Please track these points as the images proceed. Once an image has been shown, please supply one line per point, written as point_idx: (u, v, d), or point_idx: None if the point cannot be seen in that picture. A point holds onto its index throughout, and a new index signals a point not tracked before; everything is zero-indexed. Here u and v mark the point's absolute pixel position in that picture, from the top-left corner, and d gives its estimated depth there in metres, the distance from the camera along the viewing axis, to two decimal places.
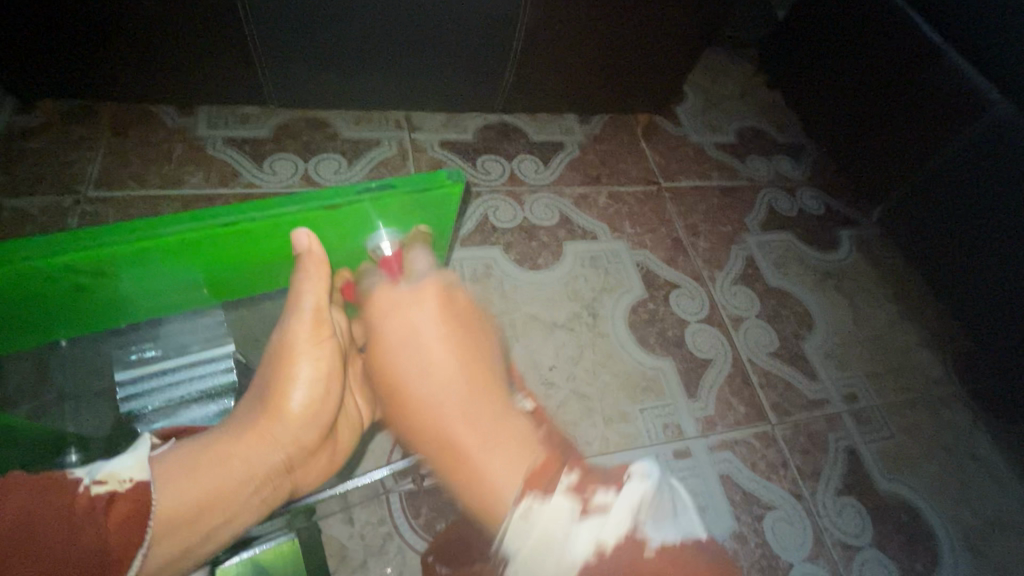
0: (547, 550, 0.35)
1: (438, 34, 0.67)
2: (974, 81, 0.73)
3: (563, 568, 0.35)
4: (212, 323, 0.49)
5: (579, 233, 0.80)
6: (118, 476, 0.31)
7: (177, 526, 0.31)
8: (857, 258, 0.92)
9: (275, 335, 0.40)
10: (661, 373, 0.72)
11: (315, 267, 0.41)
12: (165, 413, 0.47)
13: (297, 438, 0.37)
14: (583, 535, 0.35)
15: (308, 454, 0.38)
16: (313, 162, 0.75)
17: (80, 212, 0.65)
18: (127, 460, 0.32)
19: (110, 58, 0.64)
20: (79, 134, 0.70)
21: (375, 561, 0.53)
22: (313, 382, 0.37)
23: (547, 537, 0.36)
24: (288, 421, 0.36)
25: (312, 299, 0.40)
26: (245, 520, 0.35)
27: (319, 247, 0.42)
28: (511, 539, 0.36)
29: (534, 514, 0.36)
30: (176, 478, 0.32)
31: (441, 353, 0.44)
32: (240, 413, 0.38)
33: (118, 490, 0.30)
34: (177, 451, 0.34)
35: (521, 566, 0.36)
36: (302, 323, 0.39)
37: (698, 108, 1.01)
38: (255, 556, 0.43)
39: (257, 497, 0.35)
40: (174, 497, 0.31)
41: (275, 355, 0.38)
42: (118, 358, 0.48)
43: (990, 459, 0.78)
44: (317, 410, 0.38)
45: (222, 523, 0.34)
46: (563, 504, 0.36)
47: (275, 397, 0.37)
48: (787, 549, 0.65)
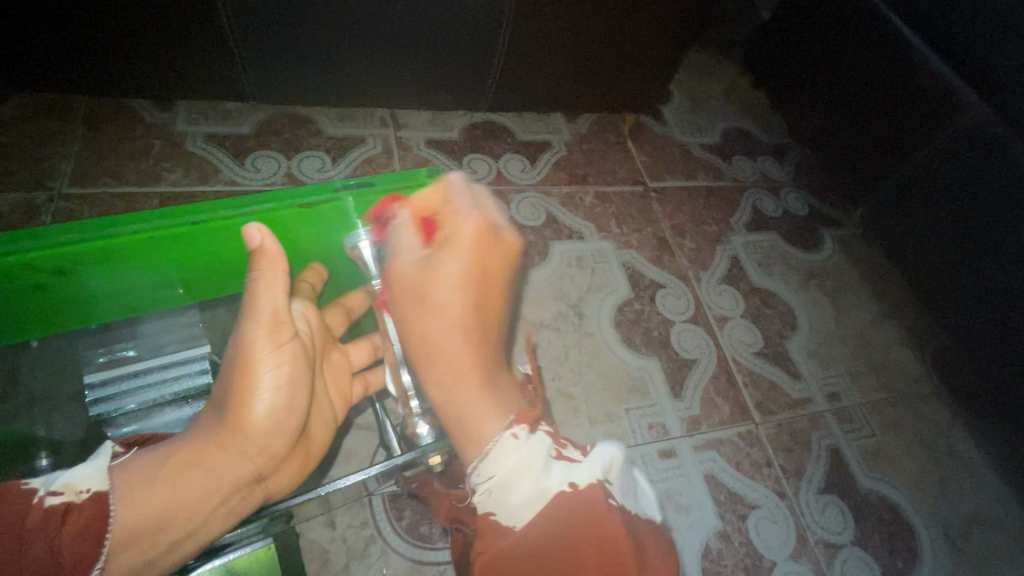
0: (524, 473, 0.36)
1: (422, 30, 0.67)
2: (953, 83, 0.74)
3: (536, 492, 0.35)
4: (187, 323, 0.48)
5: (564, 233, 0.79)
6: (74, 487, 0.32)
7: (137, 540, 0.32)
8: (839, 258, 0.93)
9: (234, 336, 0.37)
10: (646, 373, 0.72)
11: (269, 264, 0.36)
12: (137, 417, 0.45)
13: (262, 451, 0.35)
14: (556, 472, 0.36)
15: (279, 462, 0.36)
16: (295, 159, 0.74)
17: (53, 209, 0.64)
18: (86, 470, 0.33)
19: (83, 51, 0.62)
20: (52, 129, 0.68)
21: (357, 565, 0.52)
22: (273, 394, 0.34)
23: (526, 462, 0.36)
24: (251, 435, 0.34)
25: (268, 298, 0.36)
26: (217, 528, 0.35)
27: (272, 241, 0.37)
28: (487, 463, 0.36)
29: (517, 439, 0.37)
30: (133, 495, 0.32)
31: (491, 300, 0.44)
32: (201, 421, 0.36)
33: (74, 501, 0.31)
34: (135, 464, 0.34)
35: (495, 490, 0.36)
36: (257, 328, 0.35)
37: (684, 108, 1.01)
38: (227, 562, 0.42)
39: (225, 508, 0.34)
40: (133, 512, 0.32)
41: (231, 363, 0.35)
42: (88, 360, 0.46)
43: (969, 456, 0.80)
44: (282, 421, 0.35)
45: (187, 535, 0.34)
46: (544, 440, 0.37)
47: (232, 410, 0.34)
48: (770, 548, 0.65)
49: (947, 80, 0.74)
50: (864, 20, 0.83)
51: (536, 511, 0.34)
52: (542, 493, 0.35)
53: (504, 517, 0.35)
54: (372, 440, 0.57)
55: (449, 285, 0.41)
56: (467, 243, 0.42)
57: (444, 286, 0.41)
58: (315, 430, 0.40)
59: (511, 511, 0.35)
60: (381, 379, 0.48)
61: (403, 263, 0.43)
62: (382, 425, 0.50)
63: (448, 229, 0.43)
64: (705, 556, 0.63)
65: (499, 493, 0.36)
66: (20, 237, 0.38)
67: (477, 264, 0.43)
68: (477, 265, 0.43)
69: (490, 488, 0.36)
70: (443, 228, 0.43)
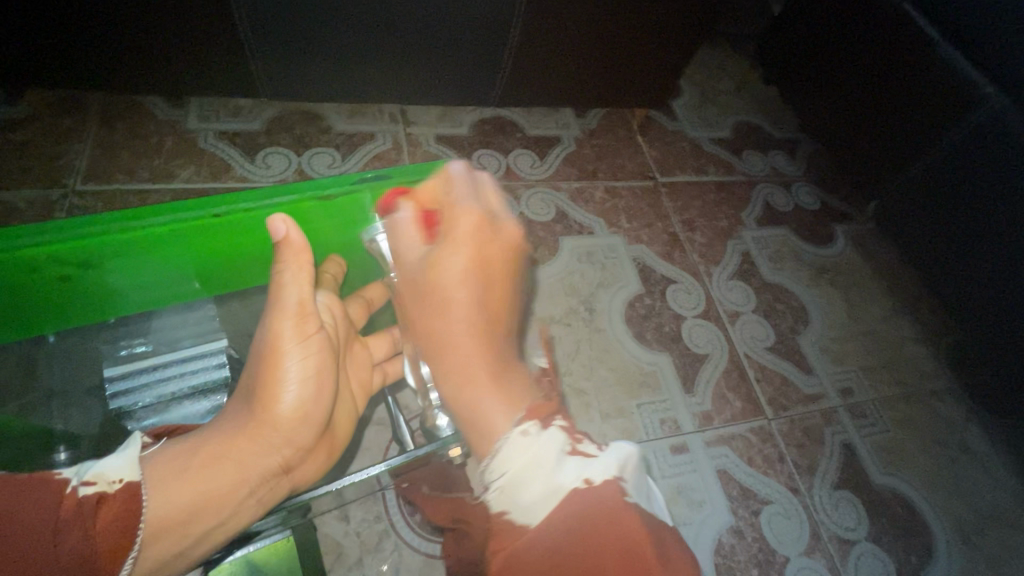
0: (537, 469, 0.34)
1: (432, 28, 0.67)
2: (966, 75, 0.73)
3: (550, 487, 0.33)
4: (202, 318, 0.48)
5: (575, 228, 0.79)
6: (107, 477, 0.31)
7: (167, 531, 0.31)
8: (852, 253, 0.92)
9: (260, 328, 0.37)
10: (658, 369, 0.72)
11: (295, 256, 0.37)
12: (156, 410, 0.45)
13: (290, 441, 0.35)
14: (571, 468, 0.34)
15: (305, 454, 0.37)
16: (306, 156, 0.74)
17: (68, 205, 0.64)
18: (117, 460, 0.32)
19: (97, 50, 0.62)
20: (67, 126, 0.69)
21: (371, 558, 0.52)
22: (301, 383, 0.35)
23: (538, 458, 0.35)
24: (279, 425, 0.34)
25: (294, 289, 0.36)
26: (244, 520, 0.35)
27: (297, 232, 0.37)
28: (499, 460, 0.35)
29: (529, 435, 0.36)
30: (165, 485, 0.32)
31: (496, 292, 0.43)
32: (230, 412, 0.36)
33: (108, 491, 0.30)
34: (164, 455, 0.33)
35: (506, 488, 0.34)
36: (284, 319, 0.35)
37: (694, 103, 1.00)
38: (249, 553, 0.43)
39: (253, 498, 0.34)
40: (165, 503, 0.31)
41: (258, 354, 0.36)
42: (108, 354, 0.47)
43: (983, 452, 0.79)
44: (309, 411, 0.35)
45: (216, 526, 0.33)
46: (556, 436, 0.36)
47: (261, 400, 0.34)
48: (784, 544, 0.65)
49: (961, 73, 0.73)
50: (876, 12, 0.82)
51: (550, 507, 0.33)
52: (555, 489, 0.33)
53: (516, 515, 0.33)
54: (385, 435, 0.57)
55: (454, 275, 0.41)
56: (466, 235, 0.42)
57: (448, 278, 0.41)
58: (339, 422, 0.41)
59: (523, 509, 0.33)
60: (398, 371, 0.48)
61: (408, 261, 0.43)
62: (396, 419, 0.50)
63: (449, 221, 0.43)
64: (718, 551, 0.62)
65: (511, 491, 0.34)
66: (40, 228, 0.38)
67: (479, 255, 0.42)
68: (479, 256, 0.42)
69: (502, 485, 0.35)
70: (444, 220, 0.43)
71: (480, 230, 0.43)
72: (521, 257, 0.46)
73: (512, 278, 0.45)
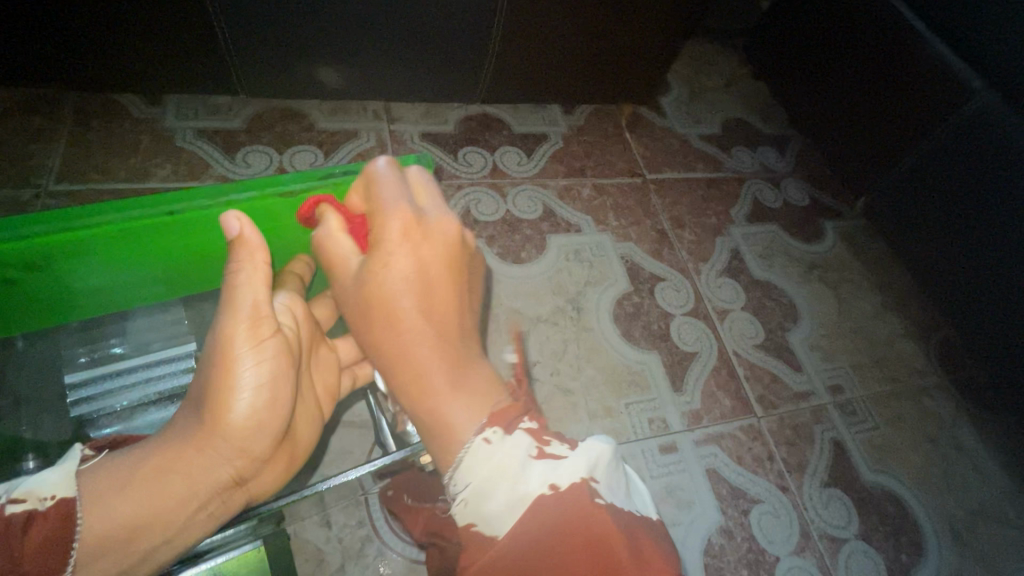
0: (498, 479, 0.33)
1: (415, 25, 0.66)
2: (956, 69, 0.73)
3: (513, 498, 0.32)
4: (173, 321, 0.47)
5: (562, 226, 0.78)
6: (37, 494, 0.31)
7: (107, 549, 0.30)
8: (841, 249, 0.92)
9: (212, 331, 0.35)
10: (646, 367, 0.71)
11: (250, 256, 0.35)
12: (121, 417, 0.45)
13: (244, 452, 0.33)
14: (536, 473, 0.33)
15: (261, 464, 0.35)
16: (287, 154, 0.73)
17: (41, 206, 0.62)
18: (50, 475, 0.32)
19: (68, 46, 0.61)
20: (38, 125, 0.67)
21: (353, 565, 0.51)
22: (255, 392, 0.33)
23: (502, 466, 0.34)
24: (229, 437, 0.32)
25: (249, 292, 0.34)
26: (197, 534, 0.34)
27: (253, 231, 0.36)
28: (463, 470, 0.34)
29: (490, 443, 0.34)
30: (106, 500, 0.31)
31: (439, 295, 0.38)
32: (183, 419, 0.35)
33: (37, 509, 0.30)
34: (108, 468, 0.32)
35: (471, 500, 0.34)
36: (237, 323, 0.33)
37: (682, 98, 1.00)
38: (214, 566, 0.42)
39: (202, 512, 0.33)
40: (106, 519, 0.30)
41: (211, 359, 0.34)
42: (71, 358, 0.46)
43: (973, 448, 0.79)
44: (263, 422, 0.33)
45: (163, 542, 0.32)
46: (521, 441, 0.35)
47: (211, 409, 0.32)
48: (773, 543, 0.64)
49: (949, 68, 0.73)
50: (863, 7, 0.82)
51: (514, 519, 0.32)
52: (520, 499, 0.32)
53: (482, 527, 0.33)
54: (367, 438, 0.56)
55: (394, 287, 0.37)
56: (401, 238, 0.37)
57: (389, 290, 0.37)
58: (302, 429, 0.39)
59: (489, 520, 0.33)
60: (368, 373, 0.47)
61: (344, 276, 0.39)
62: (376, 422, 0.49)
63: (376, 229, 0.38)
64: (707, 552, 0.62)
65: (475, 503, 0.33)
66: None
67: (417, 260, 0.38)
68: (414, 262, 0.38)
69: (466, 498, 0.34)
70: (370, 226, 0.38)
71: (417, 232, 0.38)
72: (466, 250, 0.41)
73: (462, 279, 0.40)
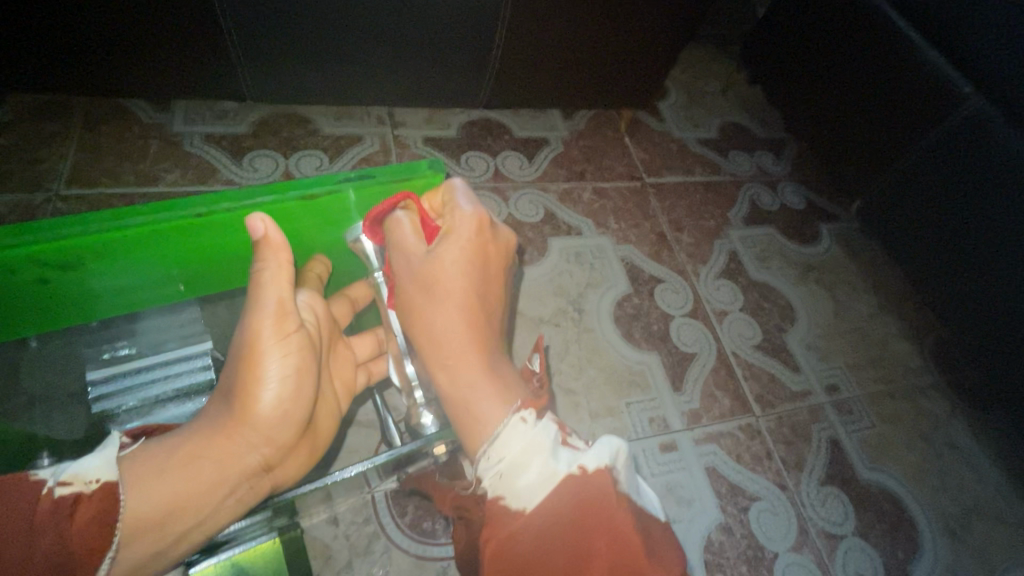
0: (533, 454, 0.35)
1: (419, 34, 0.68)
2: (951, 78, 0.74)
3: (546, 472, 0.34)
4: (188, 319, 0.48)
5: (563, 229, 0.79)
6: (83, 477, 0.31)
7: (145, 529, 0.31)
8: (837, 251, 0.93)
9: (240, 325, 0.36)
10: (646, 368, 0.72)
11: (274, 255, 0.36)
12: (139, 413, 0.45)
13: (269, 441, 0.34)
14: (565, 455, 0.35)
15: (286, 453, 0.36)
16: (293, 159, 0.74)
17: (51, 210, 0.64)
18: (93, 460, 0.32)
19: (81, 55, 0.62)
20: (50, 130, 0.68)
21: (360, 561, 0.52)
22: (280, 383, 0.34)
23: (535, 443, 0.36)
24: (258, 425, 0.34)
25: (274, 288, 0.36)
26: (226, 519, 0.35)
27: (277, 232, 0.37)
28: (498, 445, 0.36)
29: (527, 422, 0.37)
30: (142, 484, 0.32)
31: (492, 289, 0.43)
32: (212, 411, 0.36)
33: (85, 491, 0.31)
34: (145, 455, 0.33)
35: (504, 472, 0.35)
36: (264, 318, 0.35)
37: (681, 103, 1.01)
38: (230, 557, 0.43)
39: (233, 497, 0.34)
40: (143, 502, 0.31)
41: (239, 352, 0.35)
42: (92, 357, 0.46)
43: (968, 447, 0.80)
44: (288, 412, 0.35)
45: (196, 525, 0.33)
46: (553, 426, 0.37)
47: (240, 399, 0.34)
48: (772, 540, 0.65)
49: (943, 77, 0.75)
50: (856, 15, 0.84)
51: (545, 492, 0.33)
52: (551, 474, 0.34)
53: (513, 499, 0.34)
54: (374, 438, 0.57)
55: (451, 273, 0.41)
56: (472, 234, 0.42)
57: (450, 270, 0.41)
58: (322, 420, 0.40)
59: (519, 491, 0.34)
60: (383, 370, 0.48)
61: (404, 257, 0.42)
62: (383, 420, 0.50)
63: (449, 221, 0.42)
64: (708, 548, 0.63)
65: (508, 475, 0.35)
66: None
67: (480, 254, 0.42)
68: (479, 257, 0.42)
69: (499, 470, 0.35)
70: (445, 222, 0.42)
71: (484, 230, 0.42)
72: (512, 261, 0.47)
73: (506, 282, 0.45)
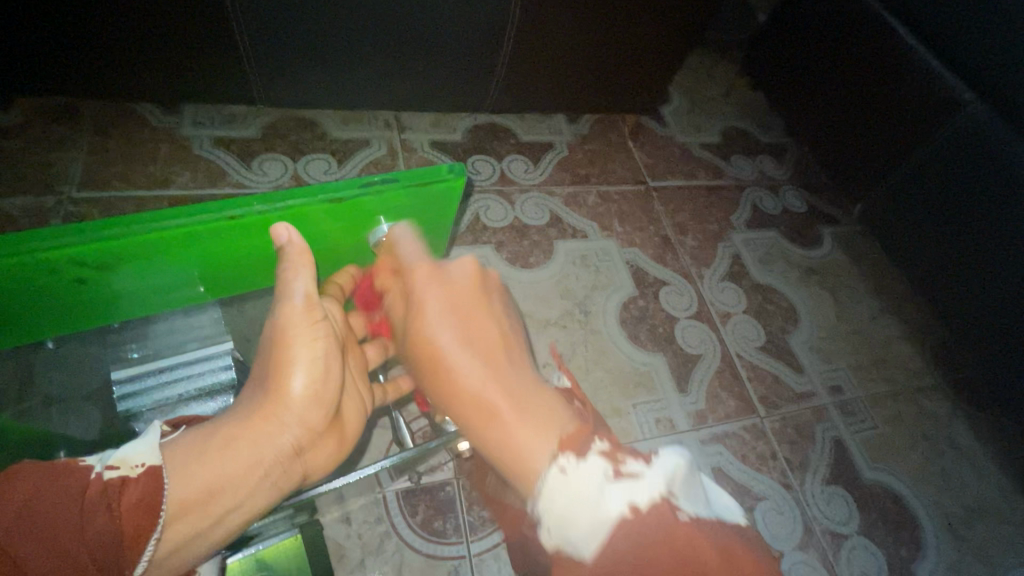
0: (583, 507, 0.35)
1: (429, 39, 0.69)
2: (951, 84, 0.76)
3: (596, 522, 0.34)
4: (208, 321, 0.49)
5: (569, 232, 0.80)
6: (129, 461, 0.32)
7: (186, 512, 0.32)
8: (838, 254, 0.94)
9: (270, 320, 0.38)
10: (652, 369, 0.73)
11: (298, 257, 0.38)
12: (161, 411, 0.44)
13: (303, 423, 0.36)
14: (616, 494, 0.35)
15: (317, 438, 0.37)
16: (301, 162, 0.75)
17: (63, 213, 0.64)
18: (138, 444, 0.33)
19: (96, 60, 0.63)
20: (61, 134, 0.69)
21: (372, 560, 0.53)
22: (311, 366, 0.36)
23: (579, 494, 0.35)
24: (292, 405, 0.35)
25: (303, 280, 0.37)
26: (262, 504, 0.35)
27: (298, 238, 0.38)
28: (543, 496, 0.36)
29: (567, 472, 0.36)
30: (184, 468, 0.32)
31: (478, 318, 0.44)
32: (244, 401, 0.37)
33: (130, 475, 0.32)
34: (184, 442, 0.34)
35: (556, 526, 0.35)
36: (293, 307, 0.37)
37: (683, 108, 1.03)
38: (256, 552, 0.44)
39: (267, 483, 0.35)
40: (184, 485, 0.32)
41: (271, 341, 0.37)
42: (110, 359, 0.46)
43: (969, 447, 0.81)
44: (319, 392, 0.36)
45: (233, 509, 0.34)
46: (597, 465, 0.36)
47: (274, 383, 0.35)
48: (778, 539, 0.66)
49: (942, 80, 0.76)
50: (860, 18, 0.85)
51: (599, 542, 0.33)
52: (602, 521, 0.34)
53: (572, 552, 0.34)
54: (385, 438, 0.57)
55: (433, 327, 0.42)
56: (426, 281, 0.44)
57: (433, 323, 0.43)
58: (349, 414, 0.41)
59: (574, 541, 0.34)
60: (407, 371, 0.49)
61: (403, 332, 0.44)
62: (395, 421, 0.52)
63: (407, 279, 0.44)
64: None
65: (561, 529, 0.35)
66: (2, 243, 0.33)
67: (450, 296, 0.44)
68: (451, 297, 0.44)
69: (550, 525, 0.35)
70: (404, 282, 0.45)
71: (437, 275, 0.45)
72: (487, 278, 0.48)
73: (488, 304, 0.46)
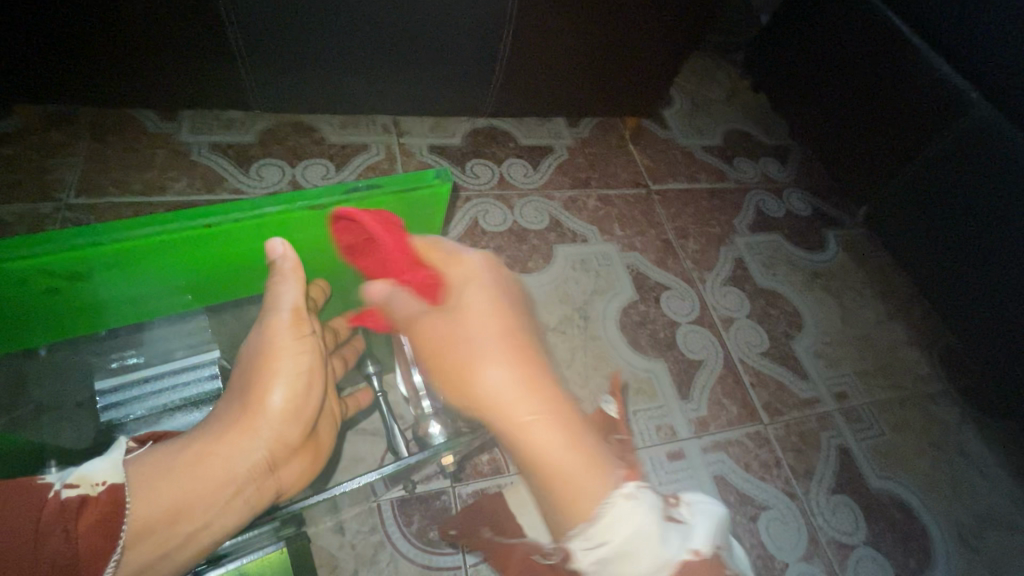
0: (644, 542, 0.36)
1: (426, 42, 0.68)
2: (955, 83, 0.75)
3: (660, 563, 0.35)
4: (196, 329, 0.48)
5: (568, 236, 0.79)
6: (89, 480, 0.33)
7: (150, 532, 0.33)
8: (843, 258, 0.93)
9: (255, 334, 0.39)
10: (652, 375, 0.72)
11: (290, 273, 0.39)
12: (147, 421, 0.45)
13: (278, 439, 0.36)
14: (675, 538, 0.37)
15: (292, 453, 0.38)
16: (300, 168, 0.75)
17: (60, 219, 0.64)
18: (99, 463, 0.34)
19: (93, 67, 0.63)
20: (59, 141, 0.69)
21: (366, 571, 0.52)
22: (293, 382, 0.36)
23: (643, 528, 0.36)
24: (267, 423, 0.35)
25: (292, 296, 0.38)
26: (233, 521, 0.36)
27: (291, 253, 0.39)
28: (605, 521, 0.36)
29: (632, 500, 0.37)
30: (150, 488, 0.33)
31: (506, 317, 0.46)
32: (221, 413, 0.37)
33: (90, 494, 0.33)
34: (152, 460, 0.34)
35: (614, 556, 0.36)
36: (280, 323, 0.37)
37: (685, 111, 1.02)
38: (242, 565, 0.43)
39: (239, 498, 0.35)
40: (149, 506, 0.33)
41: (253, 356, 0.37)
42: (98, 366, 0.46)
43: (980, 455, 0.79)
44: (299, 407, 0.37)
45: (202, 525, 0.34)
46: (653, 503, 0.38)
47: (253, 398, 0.35)
48: (782, 550, 0.64)
49: (948, 80, 0.75)
50: (865, 19, 0.84)
51: None
52: (664, 564, 0.36)
53: None
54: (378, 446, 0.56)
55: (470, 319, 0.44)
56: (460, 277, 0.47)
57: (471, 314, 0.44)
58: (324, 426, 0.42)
59: None
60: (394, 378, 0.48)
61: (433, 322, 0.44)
62: (388, 426, 0.51)
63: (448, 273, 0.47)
64: None
65: (616, 560, 0.36)
66: None
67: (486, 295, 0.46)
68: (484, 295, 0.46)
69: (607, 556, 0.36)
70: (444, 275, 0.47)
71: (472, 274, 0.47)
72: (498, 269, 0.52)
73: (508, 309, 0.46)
